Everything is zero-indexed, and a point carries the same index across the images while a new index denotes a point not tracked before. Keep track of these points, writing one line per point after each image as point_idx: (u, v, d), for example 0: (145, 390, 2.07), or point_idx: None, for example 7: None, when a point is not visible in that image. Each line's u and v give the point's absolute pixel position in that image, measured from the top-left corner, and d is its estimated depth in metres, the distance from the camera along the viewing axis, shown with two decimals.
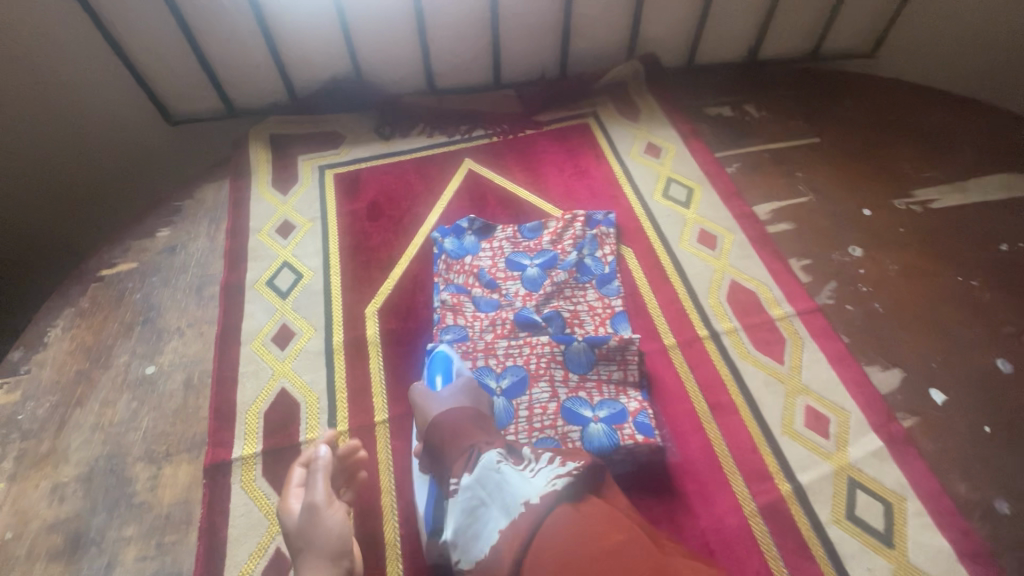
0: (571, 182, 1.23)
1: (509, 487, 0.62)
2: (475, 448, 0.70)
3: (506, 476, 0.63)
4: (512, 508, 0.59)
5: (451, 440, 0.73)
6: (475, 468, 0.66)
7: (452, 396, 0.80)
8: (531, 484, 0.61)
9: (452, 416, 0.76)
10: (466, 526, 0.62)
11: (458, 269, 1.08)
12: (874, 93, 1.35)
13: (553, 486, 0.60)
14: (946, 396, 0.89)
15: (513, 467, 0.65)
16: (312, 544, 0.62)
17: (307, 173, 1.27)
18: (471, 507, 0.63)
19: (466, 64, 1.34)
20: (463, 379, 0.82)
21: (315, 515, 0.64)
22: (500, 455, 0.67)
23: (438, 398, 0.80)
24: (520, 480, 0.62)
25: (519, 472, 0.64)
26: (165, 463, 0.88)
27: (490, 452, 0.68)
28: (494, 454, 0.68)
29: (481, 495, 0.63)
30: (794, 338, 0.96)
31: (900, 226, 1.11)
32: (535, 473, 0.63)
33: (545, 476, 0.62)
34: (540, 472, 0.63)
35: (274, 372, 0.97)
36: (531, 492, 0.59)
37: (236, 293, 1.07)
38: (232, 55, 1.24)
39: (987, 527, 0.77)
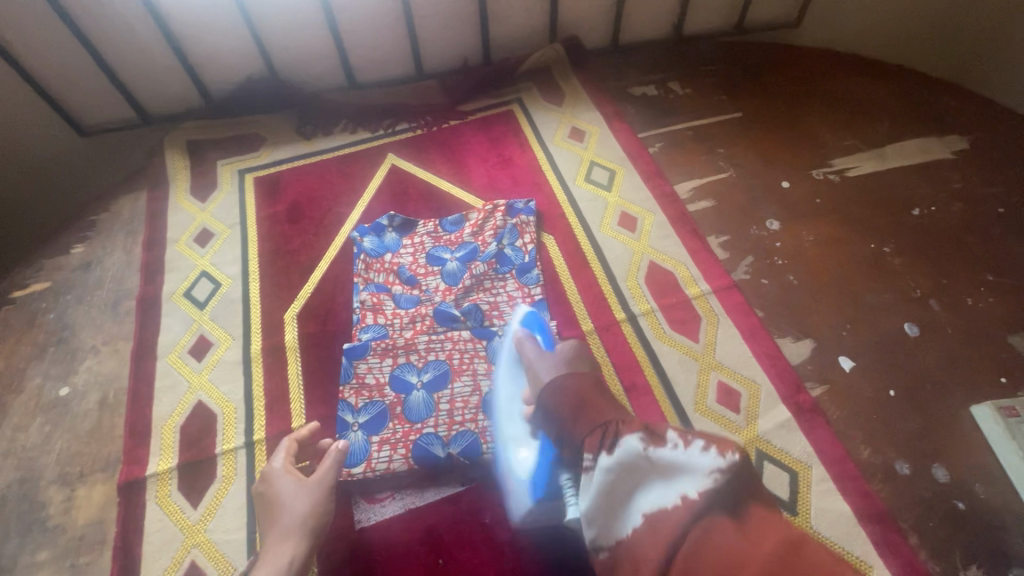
0: (494, 171, 1.22)
1: (659, 473, 0.51)
2: (612, 426, 0.58)
3: (655, 462, 0.52)
4: (665, 500, 0.49)
5: (575, 410, 0.64)
6: (616, 450, 0.56)
7: (561, 360, 0.76)
8: (684, 475, 0.48)
9: (568, 386, 0.67)
10: (613, 503, 0.55)
11: (378, 267, 1.07)
12: (795, 64, 1.34)
13: (709, 481, 0.46)
14: (853, 363, 0.91)
15: (659, 449, 0.52)
16: (272, 508, 0.75)
17: (226, 178, 1.24)
18: (619, 485, 0.55)
19: (384, 57, 1.31)
20: (568, 344, 0.78)
21: (272, 487, 0.77)
22: (640, 435, 0.54)
23: (541, 359, 0.80)
24: (665, 467, 0.51)
25: (667, 457, 0.51)
26: (79, 485, 0.87)
27: (628, 435, 0.55)
28: (634, 439, 0.55)
29: (627, 478, 0.54)
30: (709, 316, 0.97)
31: (817, 197, 1.11)
32: (677, 455, 0.50)
33: (700, 461, 0.48)
34: (693, 454, 0.49)
35: (191, 384, 0.96)
36: (686, 488, 0.48)
37: (153, 306, 1.05)
38: (137, 59, 1.20)
39: (888, 489, 0.79)
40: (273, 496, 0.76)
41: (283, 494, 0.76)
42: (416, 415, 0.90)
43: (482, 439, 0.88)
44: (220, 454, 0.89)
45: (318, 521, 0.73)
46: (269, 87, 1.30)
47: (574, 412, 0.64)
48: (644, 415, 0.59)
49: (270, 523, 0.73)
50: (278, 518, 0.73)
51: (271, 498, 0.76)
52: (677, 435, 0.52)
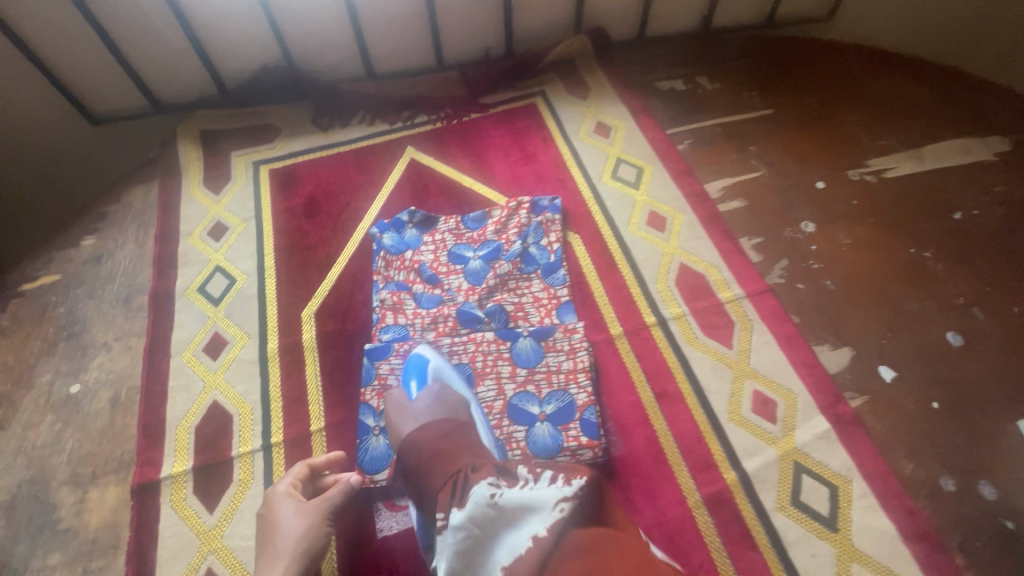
0: (517, 167, 1.18)
1: (512, 520, 0.55)
2: (464, 475, 0.60)
3: (507, 509, 0.56)
4: (518, 547, 0.53)
5: (431, 458, 0.65)
6: (464, 505, 0.57)
7: (438, 407, 0.75)
8: (537, 514, 0.55)
9: (445, 426, 0.69)
10: (469, 560, 0.55)
11: (398, 265, 1.03)
12: (828, 59, 1.30)
13: (558, 515, 0.55)
14: (895, 373, 0.87)
15: (513, 496, 0.57)
16: (273, 535, 0.71)
17: (241, 170, 1.21)
18: (468, 544, 0.55)
19: (404, 46, 1.27)
20: (434, 387, 0.79)
21: (270, 515, 0.73)
22: (492, 480, 0.59)
23: (417, 409, 0.76)
24: (516, 512, 0.56)
25: (520, 500, 0.56)
26: (91, 486, 0.84)
27: (480, 484, 0.58)
28: (485, 487, 0.58)
29: (476, 534, 0.55)
30: (743, 321, 0.93)
31: (853, 199, 1.07)
32: (529, 496, 0.57)
33: (552, 495, 0.57)
34: (543, 491, 0.57)
35: (206, 383, 0.93)
36: (538, 525, 0.54)
37: (166, 302, 1.02)
38: (150, 46, 1.16)
39: (933, 506, 0.76)
40: (272, 519, 0.73)
41: (282, 519, 0.72)
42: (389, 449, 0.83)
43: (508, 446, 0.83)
44: (236, 457, 0.86)
45: (317, 550, 0.70)
46: (285, 76, 1.26)
47: (432, 457, 0.65)
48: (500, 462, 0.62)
49: (272, 553, 0.69)
50: (278, 545, 0.70)
51: (274, 523, 0.72)
52: (528, 479, 0.59)
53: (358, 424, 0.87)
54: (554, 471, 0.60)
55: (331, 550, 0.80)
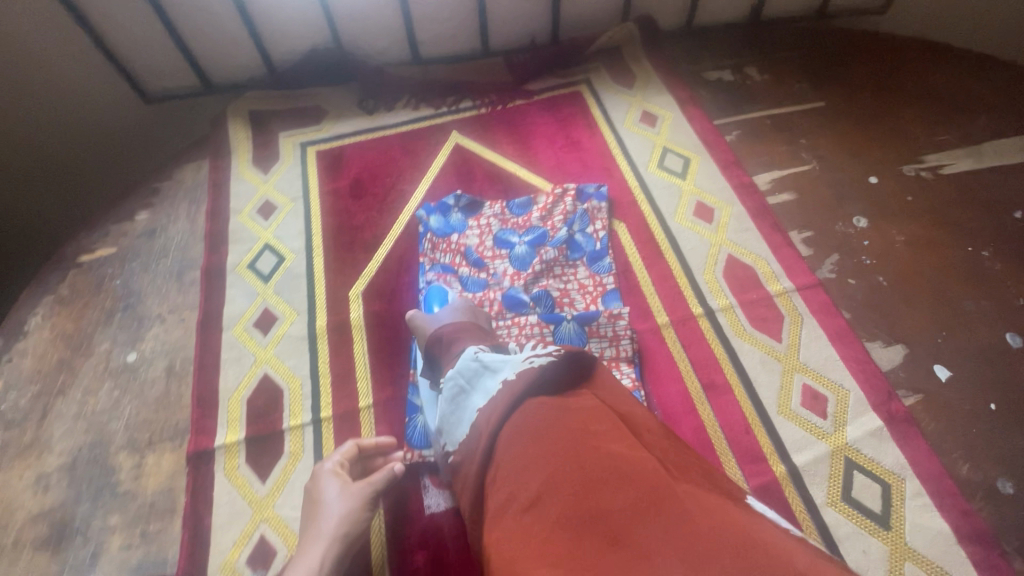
0: (562, 154, 1.17)
1: (489, 371, 0.60)
2: (463, 349, 0.67)
3: (486, 361, 0.61)
4: (494, 388, 0.57)
5: (448, 342, 0.71)
6: (457, 363, 0.64)
7: (461, 312, 0.81)
8: (512, 364, 0.58)
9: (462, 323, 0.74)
10: (459, 408, 0.60)
11: (444, 248, 1.04)
12: (883, 52, 1.26)
13: (529, 364, 0.57)
14: (950, 373, 0.86)
15: (494, 355, 0.62)
16: (315, 513, 0.73)
17: (288, 151, 1.22)
18: (455, 392, 0.61)
19: (451, 31, 1.27)
20: (460, 305, 0.82)
21: (314, 491, 0.75)
22: (483, 348, 0.65)
23: (439, 316, 0.82)
24: (495, 364, 0.60)
25: (500, 357, 0.60)
26: (148, 452, 0.87)
27: (470, 347, 0.64)
28: (474, 350, 0.64)
29: (462, 384, 0.61)
30: (793, 315, 0.92)
31: (907, 194, 1.05)
32: (506, 356, 0.60)
33: (528, 354, 0.59)
34: (520, 353, 0.60)
35: (257, 358, 0.95)
36: (511, 372, 0.57)
37: (218, 277, 1.05)
38: (204, 25, 1.17)
39: (989, 507, 0.75)
40: (317, 497, 0.74)
41: (326, 498, 0.74)
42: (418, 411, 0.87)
43: None
44: (287, 430, 0.88)
45: (356, 535, 0.71)
46: (333, 59, 1.26)
47: (452, 334, 0.71)
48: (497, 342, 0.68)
49: (312, 531, 0.71)
50: (319, 523, 0.71)
51: (316, 503, 0.74)
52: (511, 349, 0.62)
53: (406, 402, 0.89)
54: (538, 345, 0.62)
55: (380, 512, 0.82)
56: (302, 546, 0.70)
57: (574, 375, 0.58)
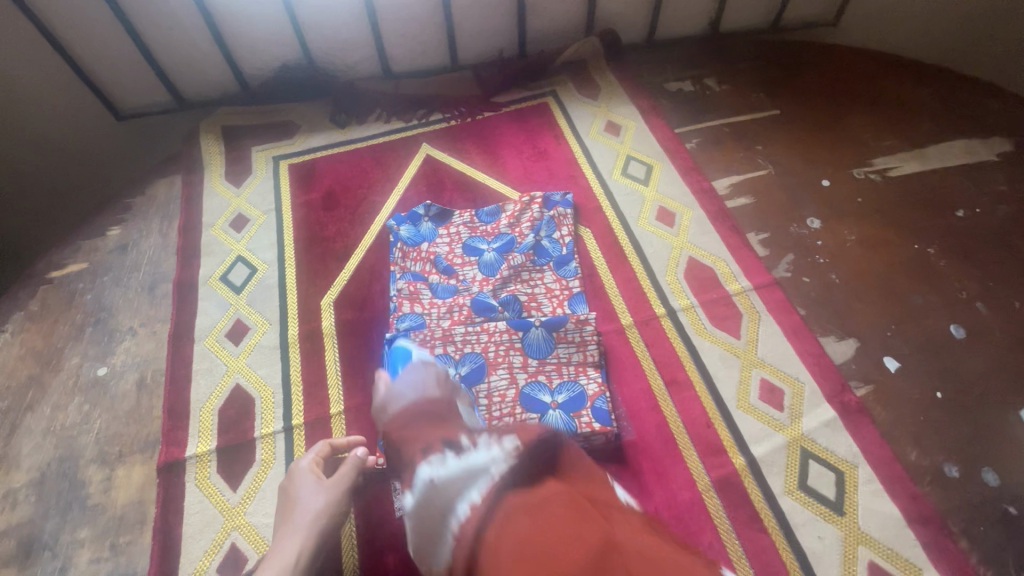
0: (530, 164, 1.21)
1: (448, 490, 0.52)
2: (415, 460, 0.59)
3: (444, 482, 0.54)
4: (460, 511, 0.50)
5: (400, 438, 0.63)
6: (413, 485, 0.57)
7: (413, 389, 0.70)
8: (473, 479, 0.52)
9: (418, 408, 0.66)
10: (424, 535, 0.53)
11: (415, 256, 1.06)
12: (834, 62, 1.33)
13: (492, 479, 0.51)
14: (899, 364, 0.90)
15: (450, 469, 0.55)
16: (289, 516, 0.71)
17: (261, 165, 1.24)
18: (423, 521, 0.53)
19: (420, 46, 1.30)
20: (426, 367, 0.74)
21: (290, 495, 0.74)
22: (433, 458, 0.57)
23: (395, 394, 0.71)
24: (450, 481, 0.53)
25: (457, 470, 0.54)
26: (119, 465, 0.87)
27: (423, 465, 0.57)
28: (427, 467, 0.57)
29: (426, 514, 0.53)
30: (751, 313, 0.96)
31: (858, 196, 1.10)
32: (464, 464, 0.54)
33: (486, 456, 0.54)
34: (478, 455, 0.54)
35: (228, 368, 0.96)
36: (474, 492, 0.51)
37: (190, 290, 1.05)
38: (176, 43, 1.19)
39: (937, 491, 0.78)
40: (293, 495, 0.74)
41: (303, 494, 0.73)
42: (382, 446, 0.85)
43: None
44: (258, 438, 0.88)
45: (331, 526, 0.71)
46: (305, 75, 1.29)
47: (412, 419, 0.65)
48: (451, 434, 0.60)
49: (287, 527, 0.70)
50: (302, 510, 0.71)
51: (297, 492, 0.74)
52: (463, 449, 0.57)
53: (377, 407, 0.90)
54: (492, 436, 0.56)
55: (351, 518, 0.83)
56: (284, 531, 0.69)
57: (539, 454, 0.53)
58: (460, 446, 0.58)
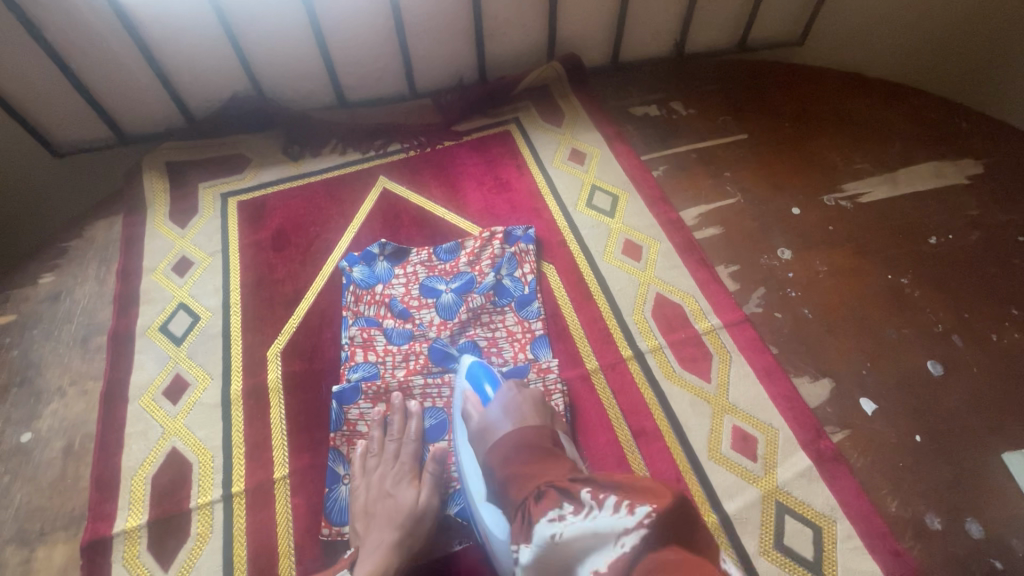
0: (491, 196, 1.16)
1: (575, 552, 0.50)
2: (528, 508, 0.57)
3: (570, 540, 0.51)
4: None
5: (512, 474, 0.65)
6: (531, 539, 0.55)
7: (512, 416, 0.72)
8: (598, 546, 0.49)
9: (518, 438, 0.68)
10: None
11: (368, 299, 1.00)
12: (801, 83, 1.30)
13: (621, 551, 0.47)
14: (876, 405, 0.86)
15: (571, 532, 0.52)
16: (385, 514, 0.75)
17: (208, 202, 1.17)
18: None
19: (376, 75, 1.25)
20: (509, 389, 0.76)
21: (386, 493, 0.78)
22: (553, 513, 0.54)
23: (493, 420, 0.73)
24: (574, 542, 0.51)
25: (578, 531, 0.51)
26: (39, 545, 0.80)
27: (540, 522, 0.54)
28: (546, 524, 0.54)
29: (544, 571, 0.52)
30: (721, 353, 0.92)
31: (829, 224, 1.07)
32: (587, 525, 0.51)
33: (612, 523, 0.49)
34: (603, 516, 0.51)
35: (165, 430, 0.89)
36: (599, 561, 0.48)
37: (126, 342, 0.98)
38: (113, 77, 1.13)
39: (919, 546, 0.74)
40: (389, 492, 0.77)
41: (400, 494, 0.77)
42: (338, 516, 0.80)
43: None
44: (195, 509, 0.82)
45: (421, 535, 0.74)
46: (254, 107, 1.23)
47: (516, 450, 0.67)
48: (563, 483, 0.58)
49: (384, 521, 0.74)
50: (385, 512, 0.75)
51: (382, 489, 0.78)
52: (586, 505, 0.53)
53: (325, 469, 0.84)
54: (619, 496, 0.52)
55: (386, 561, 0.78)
56: (371, 526, 0.75)
57: (672, 524, 0.48)
58: (578, 500, 0.55)
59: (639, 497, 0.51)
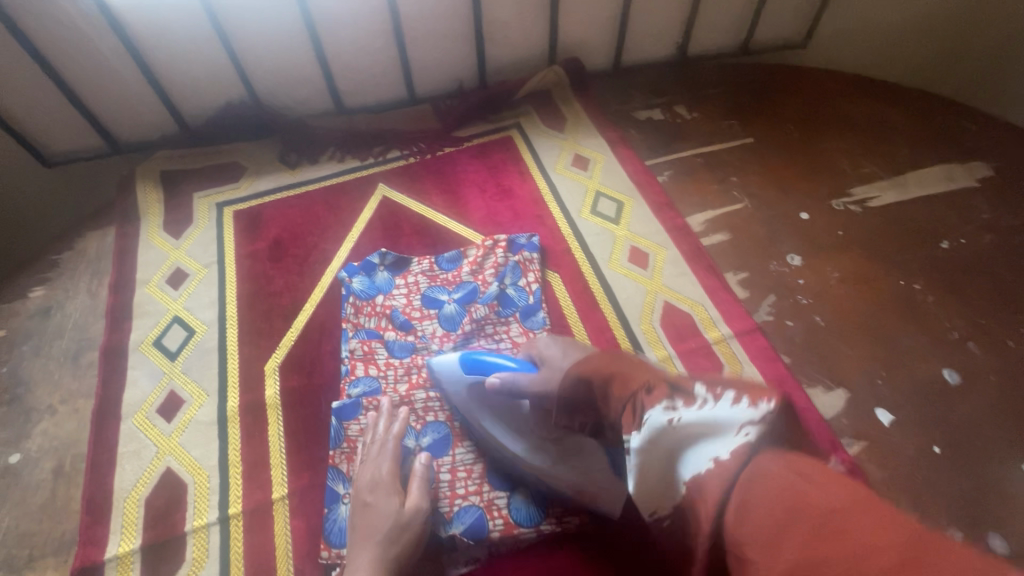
0: (493, 203, 1.13)
1: (690, 437, 0.48)
2: (639, 400, 0.57)
3: (685, 427, 0.50)
4: (699, 463, 0.46)
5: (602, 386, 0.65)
6: (644, 426, 0.54)
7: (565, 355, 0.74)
8: (716, 435, 0.46)
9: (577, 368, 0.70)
10: (662, 476, 0.51)
11: (369, 311, 0.97)
12: (806, 85, 1.28)
13: (744, 439, 0.44)
14: (892, 416, 0.83)
15: (690, 420, 0.50)
16: (364, 527, 0.70)
17: (203, 212, 1.15)
18: (654, 462, 0.52)
19: (374, 80, 1.22)
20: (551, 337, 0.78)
21: (366, 505, 0.73)
22: (666, 403, 0.53)
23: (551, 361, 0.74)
24: (686, 436, 0.49)
25: (696, 418, 0.49)
26: (28, 572, 0.76)
27: (655, 407, 0.53)
28: (660, 411, 0.53)
29: (657, 455, 0.51)
30: (732, 364, 0.89)
31: (839, 229, 1.04)
32: (700, 416, 0.49)
33: (732, 416, 0.47)
34: (723, 408, 0.48)
35: (159, 450, 0.86)
36: (719, 448, 0.45)
37: (118, 358, 0.95)
38: (105, 85, 1.10)
39: None
40: (369, 503, 0.73)
41: (380, 504, 0.72)
42: (336, 539, 0.75)
43: (487, 515, 0.78)
44: (190, 532, 0.79)
45: (405, 545, 0.70)
46: (249, 114, 1.20)
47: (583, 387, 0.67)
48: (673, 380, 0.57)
49: (364, 535, 0.70)
50: (366, 524, 0.70)
51: (361, 503, 0.73)
52: (703, 399, 0.51)
53: (325, 489, 0.81)
54: (739, 392, 0.50)
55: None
56: (355, 543, 0.70)
57: (793, 423, 0.45)
58: (693, 396, 0.53)
59: (754, 393, 0.49)
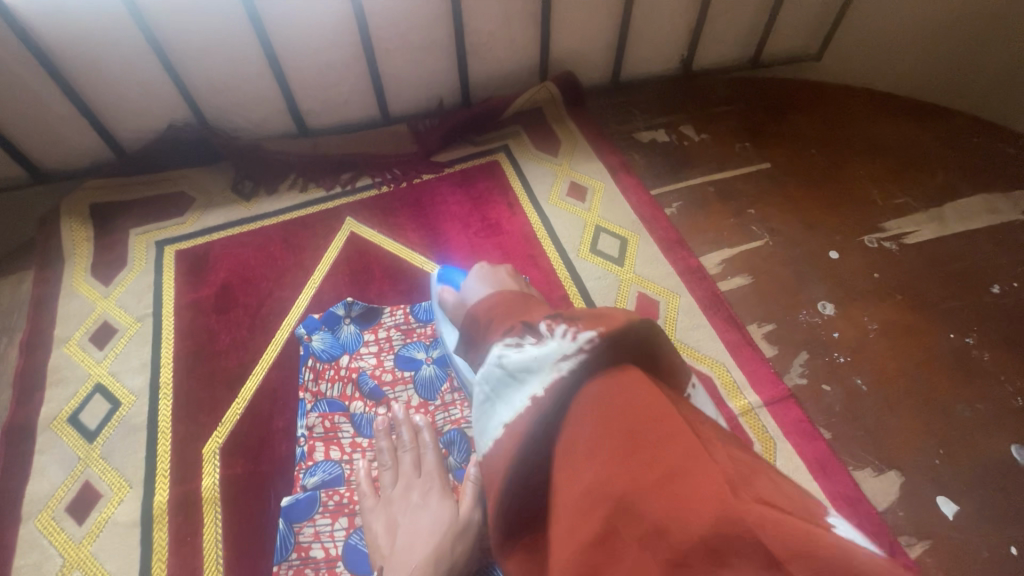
0: (478, 240, 0.99)
1: (516, 372, 0.45)
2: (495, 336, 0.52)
3: (511, 362, 0.46)
4: (518, 404, 0.43)
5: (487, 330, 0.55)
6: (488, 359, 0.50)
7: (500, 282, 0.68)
8: (537, 371, 0.43)
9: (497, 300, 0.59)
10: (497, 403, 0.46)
11: (331, 376, 0.81)
12: (824, 104, 1.15)
13: (556, 374, 0.41)
14: (957, 507, 0.71)
15: (516, 353, 0.46)
16: (416, 528, 0.62)
17: (139, 252, 0.98)
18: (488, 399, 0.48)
19: (341, 98, 1.06)
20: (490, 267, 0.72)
21: (419, 506, 0.64)
22: (511, 340, 0.49)
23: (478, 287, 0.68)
24: (525, 362, 0.44)
25: (525, 356, 0.45)
26: None
27: (496, 344, 0.50)
28: (500, 348, 0.49)
29: (489, 394, 0.48)
30: (764, 441, 0.76)
31: (873, 271, 0.91)
32: (539, 351, 0.44)
33: (552, 352, 0.43)
34: (552, 342, 0.44)
35: (66, 560, 0.70)
36: (536, 385, 0.42)
37: (24, 439, 0.78)
38: (18, 109, 0.93)
39: None
40: (421, 501, 0.64)
41: (438, 504, 0.64)
42: None
43: None
44: None
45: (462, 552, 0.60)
46: (194, 137, 1.03)
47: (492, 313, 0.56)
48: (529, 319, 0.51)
49: (411, 532, 0.61)
50: (412, 523, 0.62)
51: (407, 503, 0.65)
52: (541, 335, 0.46)
53: None
54: (569, 323, 0.45)
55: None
56: (402, 545, 0.60)
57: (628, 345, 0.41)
58: (535, 327, 0.48)
59: (589, 321, 0.44)
